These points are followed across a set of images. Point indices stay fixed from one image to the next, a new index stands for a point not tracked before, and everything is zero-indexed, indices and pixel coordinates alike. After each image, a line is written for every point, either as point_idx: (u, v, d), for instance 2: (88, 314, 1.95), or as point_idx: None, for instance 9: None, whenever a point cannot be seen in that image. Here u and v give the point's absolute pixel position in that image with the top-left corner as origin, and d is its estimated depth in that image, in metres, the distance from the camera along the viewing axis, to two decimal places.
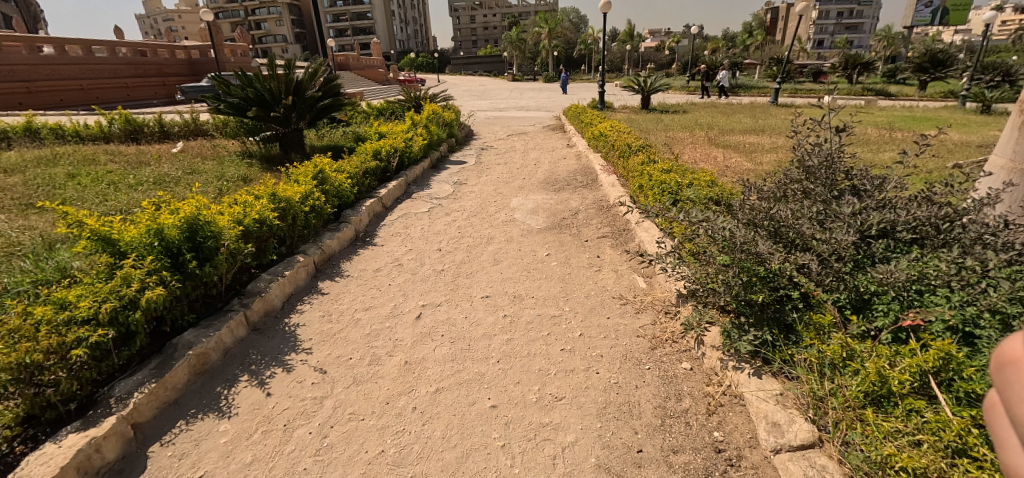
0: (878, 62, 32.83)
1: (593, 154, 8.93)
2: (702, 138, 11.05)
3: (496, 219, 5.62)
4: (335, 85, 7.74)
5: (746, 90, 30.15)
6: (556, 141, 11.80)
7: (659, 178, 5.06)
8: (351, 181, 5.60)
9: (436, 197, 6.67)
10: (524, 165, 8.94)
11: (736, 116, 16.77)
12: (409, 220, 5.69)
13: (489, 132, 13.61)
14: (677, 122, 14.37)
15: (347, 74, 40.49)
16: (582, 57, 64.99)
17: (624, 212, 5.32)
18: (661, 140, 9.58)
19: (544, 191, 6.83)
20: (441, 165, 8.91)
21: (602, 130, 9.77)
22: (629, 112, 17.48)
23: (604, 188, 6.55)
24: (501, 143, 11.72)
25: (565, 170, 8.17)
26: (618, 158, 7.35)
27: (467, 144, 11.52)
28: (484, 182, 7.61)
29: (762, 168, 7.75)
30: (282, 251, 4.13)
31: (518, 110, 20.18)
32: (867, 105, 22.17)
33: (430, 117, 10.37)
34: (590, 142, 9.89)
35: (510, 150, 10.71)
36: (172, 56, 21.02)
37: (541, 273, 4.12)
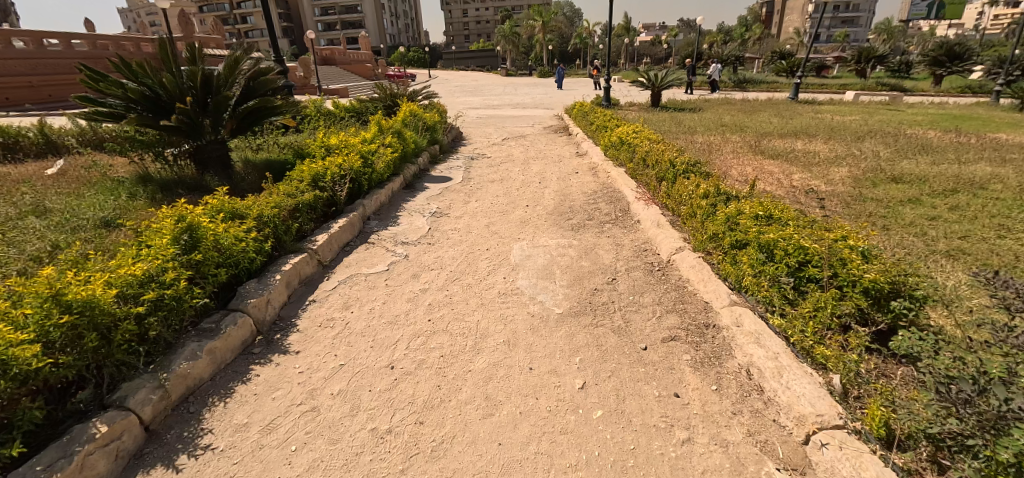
0: (891, 55, 31.12)
1: (613, 167, 6.93)
2: (739, 143, 9.06)
3: (490, 287, 3.62)
4: (269, 82, 5.68)
5: (756, 86, 28.23)
6: (562, 147, 9.78)
7: (758, 231, 3.10)
8: (263, 231, 3.61)
9: (403, 240, 4.64)
10: (525, 182, 6.94)
11: (759, 114, 14.88)
12: (355, 291, 3.66)
13: (482, 135, 11.55)
14: (698, 123, 12.40)
15: (335, 70, 38.32)
16: (578, 51, 62.93)
17: (694, 281, 3.34)
18: (696, 149, 7.61)
19: (559, 229, 4.84)
20: (418, 184, 6.86)
21: (621, 132, 7.80)
22: (639, 111, 15.49)
23: (644, 228, 4.54)
24: (496, 150, 9.66)
25: (580, 191, 6.15)
26: (656, 180, 5.38)
27: (455, 150, 9.48)
28: (473, 211, 5.60)
29: (842, 191, 5.80)
30: (77, 407, 2.22)
31: (515, 108, 18.12)
32: (892, 100, 20.35)
33: (408, 122, 8.36)
34: (605, 149, 7.92)
35: (508, 159, 8.68)
36: (137, 50, 18.83)
37: (574, 447, 2.13)
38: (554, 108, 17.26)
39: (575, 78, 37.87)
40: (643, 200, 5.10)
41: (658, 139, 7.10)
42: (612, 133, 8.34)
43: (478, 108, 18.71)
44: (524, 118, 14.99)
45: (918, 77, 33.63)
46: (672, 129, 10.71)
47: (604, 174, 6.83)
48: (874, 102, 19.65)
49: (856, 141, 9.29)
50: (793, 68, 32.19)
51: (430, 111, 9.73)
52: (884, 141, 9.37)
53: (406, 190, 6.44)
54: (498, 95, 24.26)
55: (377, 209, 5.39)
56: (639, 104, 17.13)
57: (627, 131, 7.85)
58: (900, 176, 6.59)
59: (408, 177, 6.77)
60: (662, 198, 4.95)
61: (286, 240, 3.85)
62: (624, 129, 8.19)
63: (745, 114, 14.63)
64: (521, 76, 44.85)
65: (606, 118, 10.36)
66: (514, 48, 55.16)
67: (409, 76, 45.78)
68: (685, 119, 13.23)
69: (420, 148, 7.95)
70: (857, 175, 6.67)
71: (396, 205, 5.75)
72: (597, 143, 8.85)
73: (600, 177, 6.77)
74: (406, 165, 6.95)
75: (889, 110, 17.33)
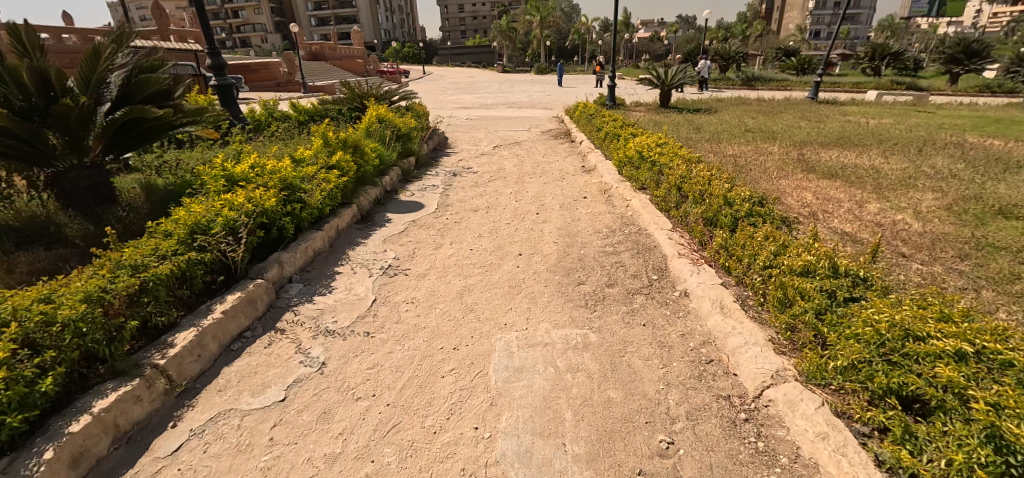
0: (907, 52, 29.55)
1: (633, 191, 5.29)
2: (777, 156, 7.45)
3: (447, 453, 2.04)
4: (155, 86, 3.99)
5: (764, 84, 26.59)
6: (563, 158, 8.18)
7: (988, 406, 1.58)
8: (39, 357, 2.06)
9: (327, 328, 3.03)
10: (518, 210, 5.29)
11: (783, 116, 13.27)
12: (207, 462, 2.08)
13: (471, 142, 9.88)
14: (718, 127, 10.78)
15: (324, 66, 36.61)
16: (576, 47, 61.18)
17: (832, 473, 1.78)
18: (735, 169, 6.00)
19: (567, 304, 3.21)
20: (380, 214, 5.23)
21: (639, 144, 6.19)
22: (648, 112, 13.85)
23: (699, 310, 2.95)
24: (484, 161, 8.00)
25: (593, 230, 4.51)
26: (702, 224, 3.78)
27: (435, 161, 7.87)
28: (443, 263, 3.97)
29: (953, 235, 4.19)
30: None
31: (510, 108, 16.49)
32: (917, 99, 18.80)
33: (375, 129, 6.74)
34: (618, 163, 6.31)
35: (498, 175, 7.04)
36: None
37: None
38: (553, 108, 15.66)
39: (573, 75, 36.31)
40: (688, 257, 3.50)
41: (690, 155, 5.49)
42: (626, 144, 6.74)
43: (470, 107, 17.04)
44: (519, 120, 13.33)
45: (931, 75, 32.07)
46: (692, 135, 9.09)
47: (622, 202, 5.20)
48: (900, 101, 17.99)
49: (918, 153, 7.67)
50: (802, 66, 30.51)
51: (406, 115, 8.13)
52: (950, 152, 7.81)
53: (360, 224, 4.85)
54: (492, 93, 22.53)
55: (305, 264, 3.81)
56: (646, 104, 15.47)
57: (645, 142, 6.25)
58: (1010, 206, 4.99)
59: (365, 205, 5.18)
60: (719, 256, 3.35)
61: (107, 354, 2.30)
62: (642, 139, 6.58)
63: (766, 117, 12.98)
64: (517, 72, 43.22)
65: (616, 122, 8.78)
66: (511, 44, 53.40)
67: (402, 72, 44.06)
68: (703, 122, 11.64)
69: (389, 162, 6.36)
70: (951, 205, 5.09)
71: (339, 252, 4.16)
72: (607, 155, 7.23)
73: (616, 206, 5.13)
74: (364, 188, 5.35)
75: (919, 111, 15.67)
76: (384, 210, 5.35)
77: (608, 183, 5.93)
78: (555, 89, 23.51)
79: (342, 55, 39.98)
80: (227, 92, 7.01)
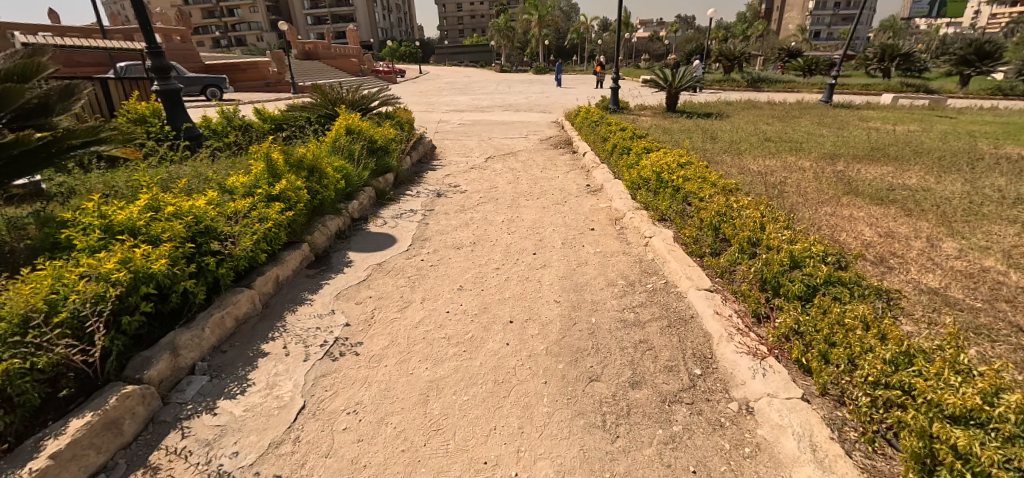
0: (917, 53, 28.55)
1: (651, 224, 4.30)
2: (810, 172, 6.46)
3: None
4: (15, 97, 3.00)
5: (770, 86, 25.63)
6: (564, 171, 7.18)
7: None
8: None
9: (220, 468, 2.05)
10: (510, 247, 4.29)
11: (799, 121, 12.28)
12: None
13: (460, 152, 8.86)
14: (734, 134, 9.79)
15: (317, 65, 35.56)
16: (574, 47, 60.12)
17: None
18: (769, 194, 5.02)
19: (577, 421, 2.23)
20: (340, 252, 4.24)
21: (655, 161, 5.20)
22: (653, 118, 12.88)
23: (774, 446, 1.98)
24: (474, 176, 6.99)
25: (605, 282, 3.52)
26: (756, 287, 2.80)
27: (417, 176, 6.87)
28: (408, 335, 2.98)
29: None
30: None
31: (507, 111, 15.48)
32: (935, 103, 17.84)
33: (345, 139, 5.73)
34: (628, 182, 5.32)
35: (489, 195, 6.05)
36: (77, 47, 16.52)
37: None
38: (553, 111, 14.67)
39: (573, 75, 35.32)
40: (742, 341, 2.53)
41: (720, 178, 4.51)
42: (638, 160, 5.75)
43: (463, 110, 16.03)
44: (516, 125, 12.31)
45: (940, 78, 31.12)
46: (707, 145, 8.10)
47: (638, 239, 4.20)
48: (918, 105, 16.98)
49: (969, 170, 6.70)
50: (808, 67, 29.54)
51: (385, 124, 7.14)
52: (1004, 169, 6.82)
53: (311, 269, 3.88)
54: (489, 95, 21.55)
55: (218, 341, 2.84)
56: (651, 108, 14.47)
57: (661, 158, 5.27)
58: None
59: (321, 242, 4.19)
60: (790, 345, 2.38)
61: None
62: (656, 154, 5.61)
63: (782, 123, 11.99)
64: (515, 73, 42.20)
65: (623, 131, 7.80)
66: (508, 44, 52.38)
67: (398, 72, 43.01)
68: (716, 128, 10.66)
69: (358, 182, 5.36)
70: None
71: (273, 316, 3.18)
72: (614, 171, 6.25)
73: (632, 244, 4.14)
74: (322, 220, 4.36)
75: (941, 116, 14.69)
76: (347, 246, 4.37)
77: (620, 210, 4.93)
78: (554, 90, 22.50)
79: (335, 54, 38.91)
80: (176, 95, 5.95)
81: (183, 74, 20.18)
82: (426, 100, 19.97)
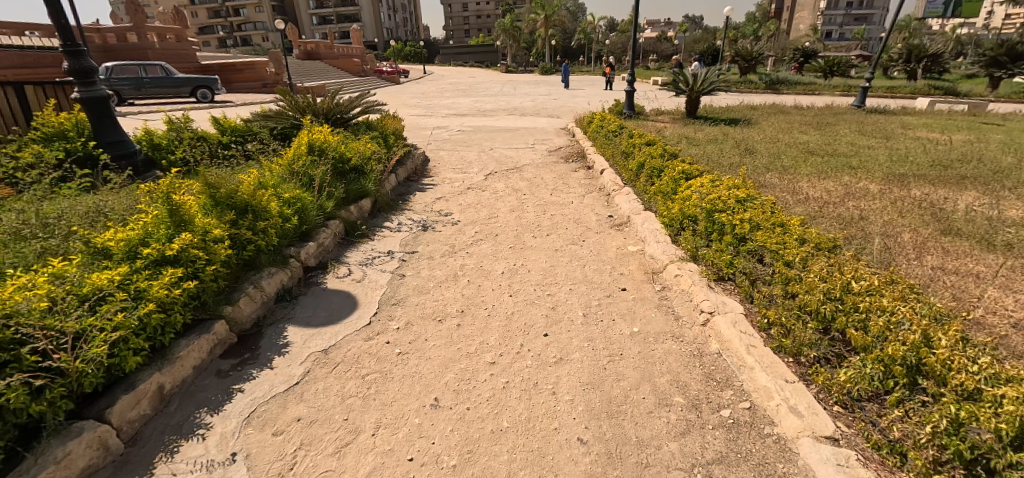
0: (944, 54, 27.00)
1: (707, 287, 3.11)
2: (884, 200, 5.22)
3: None
4: None
5: (790, 89, 24.24)
6: (578, 192, 5.98)
7: None
8: None
9: None
10: (513, 320, 3.09)
11: (837, 130, 11.01)
12: None
13: (456, 166, 7.64)
14: (769, 145, 8.56)
15: (319, 65, 34.67)
16: (582, 47, 58.78)
17: None
18: (854, 239, 3.80)
19: None
20: (278, 326, 3.07)
21: (702, 191, 4.00)
22: (673, 124, 11.66)
23: None
24: (469, 200, 5.81)
25: (654, 399, 2.33)
26: (932, 462, 1.68)
27: (401, 199, 5.69)
28: None
29: None
30: None
31: (512, 115, 14.32)
32: (976, 108, 16.39)
33: (307, 159, 4.56)
34: (665, 216, 4.12)
35: (486, 226, 4.86)
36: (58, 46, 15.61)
37: None
38: (562, 116, 13.48)
39: (582, 76, 33.96)
40: None
41: (801, 221, 3.30)
42: (676, 186, 4.55)
43: (465, 114, 14.85)
44: (521, 132, 11.09)
45: (966, 80, 29.54)
46: (746, 161, 6.89)
47: (692, 312, 3.00)
48: (958, 110, 15.59)
49: None
50: (829, 68, 28.08)
51: (364, 135, 5.98)
52: None
53: (225, 361, 2.71)
54: (494, 97, 20.38)
55: None
56: (669, 114, 13.21)
57: (708, 186, 4.07)
58: None
59: (249, 313, 3.03)
60: None
61: None
62: (698, 180, 4.42)
63: (819, 131, 10.70)
64: (521, 73, 41.01)
65: (647, 143, 6.58)
66: (514, 44, 51.33)
67: (402, 72, 41.91)
68: (748, 138, 9.42)
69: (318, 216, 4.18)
70: None
71: (134, 468, 2.04)
72: (642, 196, 5.05)
73: (683, 322, 2.94)
74: (254, 278, 3.19)
75: (990, 123, 13.29)
76: (289, 315, 3.19)
77: (658, 259, 3.72)
78: (564, 93, 21.26)
79: (338, 54, 37.98)
80: (104, 106, 4.94)
81: (172, 74, 19.13)
82: (427, 102, 18.79)
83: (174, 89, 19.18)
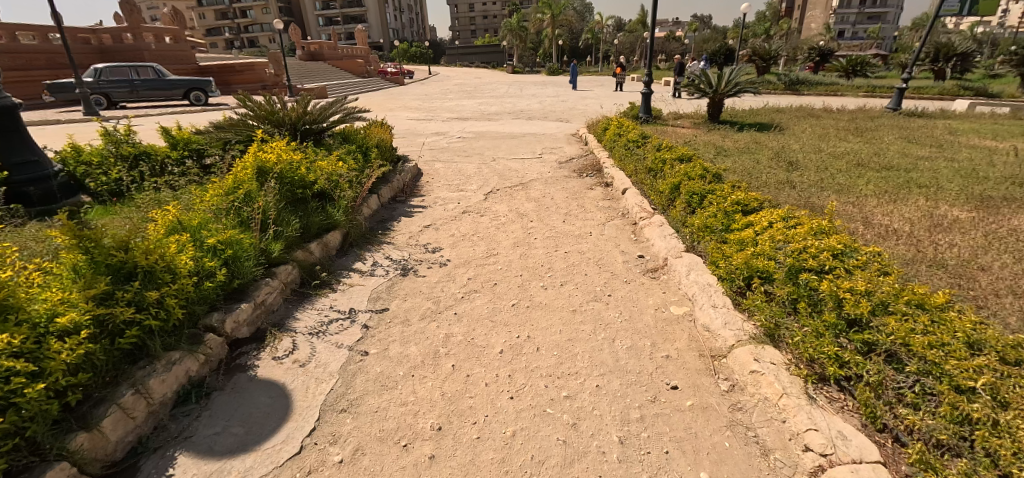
0: (975, 53, 25.55)
1: (807, 401, 2.07)
2: (987, 236, 4.13)
3: None
4: None
5: (811, 90, 22.97)
6: (597, 217, 4.92)
7: None
8: None
9: None
10: (513, 449, 2.06)
11: (879, 137, 9.88)
12: None
13: (452, 181, 6.59)
14: (811, 156, 7.47)
15: (321, 66, 33.82)
16: (590, 46, 57.59)
17: None
18: (992, 309, 2.73)
19: None
20: (168, 455, 2.10)
21: (772, 236, 2.96)
22: (695, 130, 10.58)
23: None
24: (464, 227, 4.78)
25: None
26: None
27: (382, 228, 4.68)
28: None
29: None
30: None
31: (519, 119, 13.26)
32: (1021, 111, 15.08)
33: (252, 185, 3.55)
34: (721, 268, 3.08)
35: (482, 269, 3.82)
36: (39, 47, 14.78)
37: None
38: (572, 120, 12.43)
39: (591, 76, 32.82)
40: None
41: (942, 299, 2.25)
42: (729, 222, 3.50)
43: (468, 118, 13.84)
44: (528, 138, 10.05)
45: (996, 80, 28.05)
46: (793, 179, 5.82)
47: (791, 445, 1.98)
48: (1003, 113, 14.31)
49: None
50: (852, 68, 26.73)
51: (338, 149, 4.96)
52: None
53: None
54: (500, 99, 19.35)
55: None
56: (689, 118, 12.12)
57: (781, 229, 3.01)
58: None
59: (117, 439, 2.05)
60: None
61: None
62: (760, 215, 3.37)
63: (861, 138, 9.58)
64: (528, 74, 39.96)
65: (680, 153, 5.49)
66: (521, 44, 50.33)
67: (406, 73, 40.97)
68: (785, 146, 8.31)
69: (260, 266, 3.18)
70: None
71: None
72: (678, 228, 4.00)
73: (777, 468, 1.91)
74: (137, 378, 2.21)
75: None
76: (186, 433, 2.21)
77: (720, 336, 2.68)
78: (573, 94, 20.18)
79: (341, 55, 37.14)
80: (10, 119, 3.94)
81: (164, 76, 18.14)
82: (429, 105, 17.73)
83: (165, 92, 18.17)
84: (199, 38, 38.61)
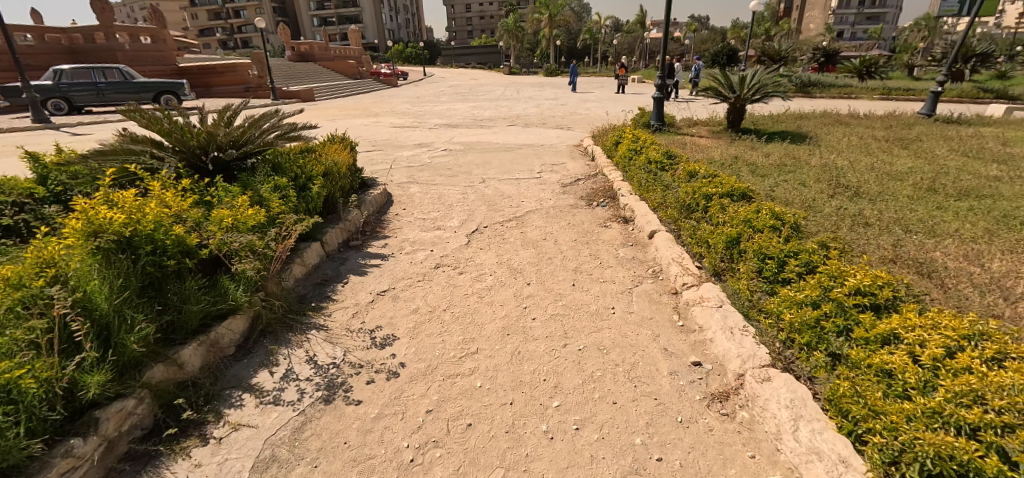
0: (995, 53, 24.31)
1: None
2: None
3: None
4: None
5: (825, 93, 21.69)
6: (618, 276, 3.56)
7: None
8: None
9: None
10: None
11: (929, 149, 8.61)
12: None
13: (428, 213, 5.19)
14: (867, 178, 6.17)
15: (309, 67, 32.34)
16: (589, 47, 56.36)
17: None
18: None
19: None
20: None
21: (967, 389, 1.64)
22: (715, 140, 9.24)
23: None
24: (432, 293, 3.41)
25: None
26: None
27: (317, 299, 3.33)
28: None
29: None
30: None
31: (515, 126, 11.86)
32: None
33: (73, 268, 2.19)
34: (865, 429, 1.76)
35: (449, 385, 2.45)
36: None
37: None
38: (575, 128, 11.07)
39: (591, 77, 31.44)
40: None
41: None
42: (850, 323, 2.18)
43: (459, 125, 12.45)
44: (525, 151, 8.66)
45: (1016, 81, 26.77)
46: (866, 213, 4.53)
47: None
48: None
49: None
50: (865, 69, 25.53)
51: (261, 185, 3.59)
52: None
53: None
54: (495, 102, 17.97)
55: None
56: (705, 126, 10.80)
57: (974, 369, 1.71)
58: None
59: None
60: None
61: None
62: (907, 321, 2.05)
63: (909, 151, 8.32)
64: (525, 75, 38.58)
65: (728, 181, 4.15)
66: (518, 44, 48.98)
67: (399, 74, 39.55)
68: (829, 163, 7.02)
69: (52, 426, 1.86)
70: None
71: None
72: (749, 314, 2.66)
73: None
74: None
75: None
76: None
77: None
78: (574, 97, 18.82)
79: (332, 55, 35.66)
80: None
81: (132, 79, 16.16)
82: (417, 110, 16.27)
83: (132, 95, 16.17)
84: (184, 39, 37.07)
